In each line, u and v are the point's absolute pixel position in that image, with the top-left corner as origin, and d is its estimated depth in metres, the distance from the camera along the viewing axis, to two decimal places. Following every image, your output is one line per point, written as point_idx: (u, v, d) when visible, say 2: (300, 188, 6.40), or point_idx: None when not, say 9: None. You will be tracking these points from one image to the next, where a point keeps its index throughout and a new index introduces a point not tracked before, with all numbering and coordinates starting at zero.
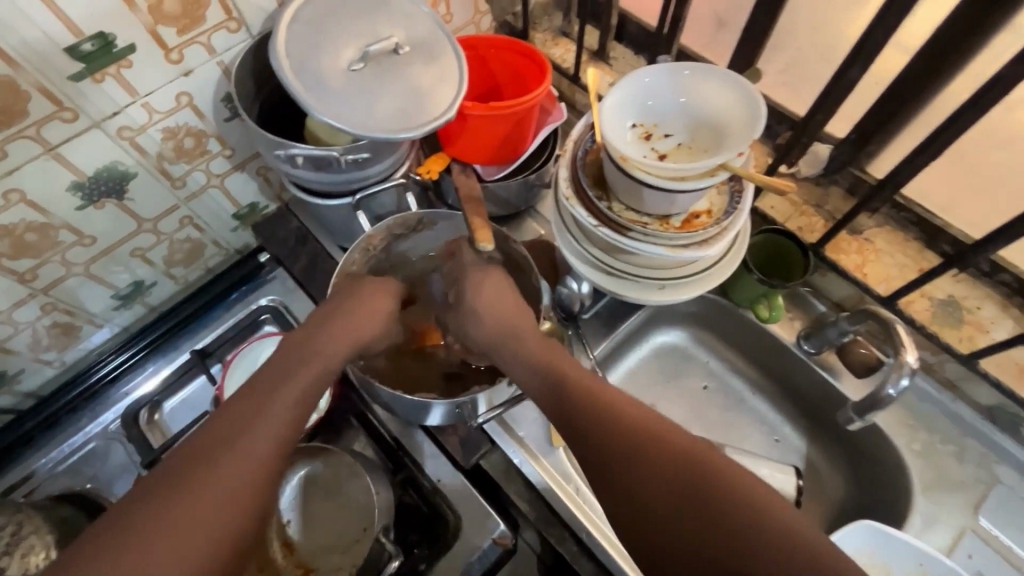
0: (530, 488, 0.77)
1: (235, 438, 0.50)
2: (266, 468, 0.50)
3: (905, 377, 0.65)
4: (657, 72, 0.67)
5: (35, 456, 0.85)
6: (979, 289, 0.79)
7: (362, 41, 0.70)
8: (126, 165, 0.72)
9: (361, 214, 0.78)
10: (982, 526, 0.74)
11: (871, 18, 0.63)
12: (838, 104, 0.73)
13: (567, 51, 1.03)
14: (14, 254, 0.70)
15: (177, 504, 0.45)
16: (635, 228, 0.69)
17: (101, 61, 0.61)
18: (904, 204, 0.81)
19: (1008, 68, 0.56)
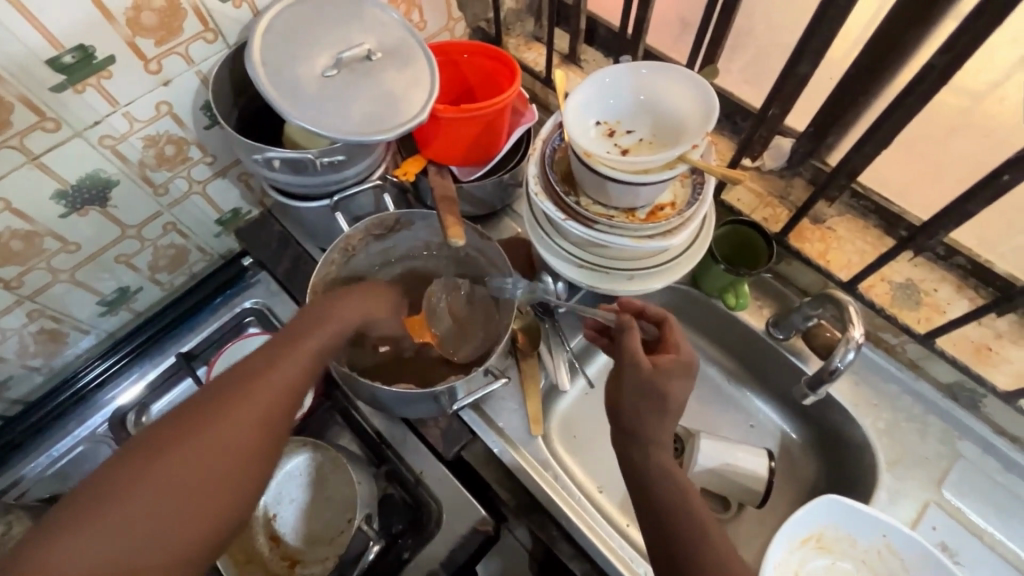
0: (510, 476, 0.79)
1: (209, 431, 0.51)
2: (241, 454, 0.52)
3: (852, 351, 0.68)
4: (618, 71, 0.70)
5: (24, 461, 0.87)
6: (936, 272, 0.83)
7: (335, 48, 0.72)
8: (109, 173, 0.74)
9: (339, 215, 0.80)
10: (945, 498, 0.77)
11: (815, 16, 0.67)
12: (792, 98, 0.76)
13: (540, 54, 1.07)
14: (0, 261, 0.72)
15: (180, 458, 0.49)
16: (602, 221, 0.72)
17: (82, 73, 0.64)
18: (861, 192, 0.85)
19: (938, 58, 0.59)
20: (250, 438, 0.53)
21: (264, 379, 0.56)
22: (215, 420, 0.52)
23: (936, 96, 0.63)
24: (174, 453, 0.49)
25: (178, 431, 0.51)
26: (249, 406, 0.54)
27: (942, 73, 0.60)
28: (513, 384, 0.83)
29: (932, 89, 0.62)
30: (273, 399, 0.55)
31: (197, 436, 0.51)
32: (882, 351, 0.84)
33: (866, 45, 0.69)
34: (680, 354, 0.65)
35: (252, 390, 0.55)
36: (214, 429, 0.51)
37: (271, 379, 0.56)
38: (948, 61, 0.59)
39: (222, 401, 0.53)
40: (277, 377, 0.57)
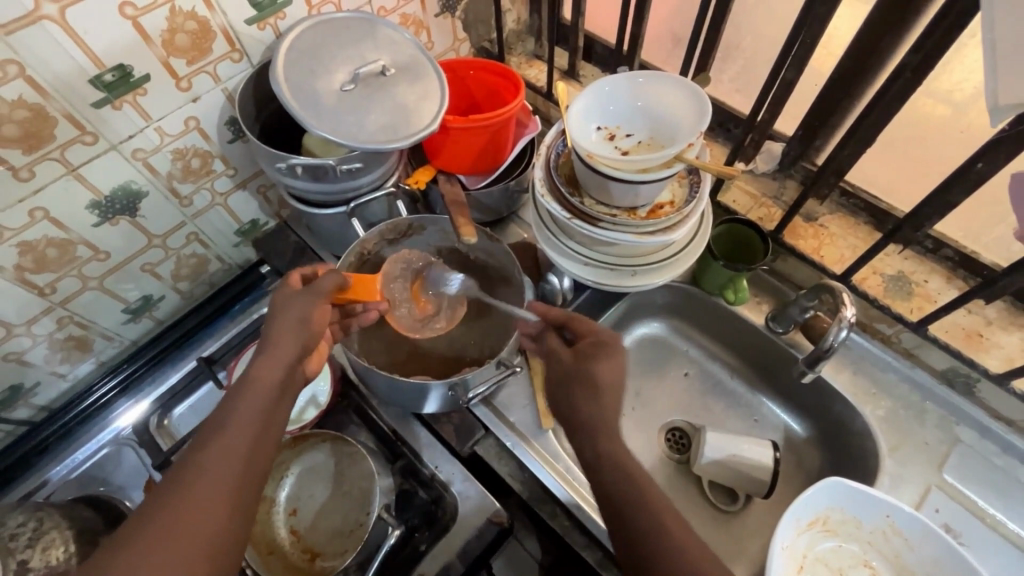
0: (523, 469, 0.81)
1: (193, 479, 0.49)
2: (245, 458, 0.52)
3: (845, 329, 0.72)
4: (616, 80, 0.76)
5: (50, 465, 0.90)
6: (926, 264, 0.87)
7: (352, 65, 0.78)
8: (138, 184, 0.79)
9: (355, 221, 0.84)
10: (946, 482, 0.79)
11: (796, 26, 0.73)
12: (779, 103, 0.81)
13: (541, 71, 1.13)
14: (37, 268, 0.75)
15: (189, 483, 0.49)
16: (605, 219, 0.76)
17: (120, 89, 0.69)
18: (850, 190, 0.90)
19: (910, 57, 0.64)
20: (219, 499, 0.49)
21: (217, 442, 0.52)
22: (172, 505, 0.47)
23: (912, 93, 0.68)
24: (137, 549, 0.45)
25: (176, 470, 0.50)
26: (210, 472, 0.50)
27: (915, 71, 0.65)
28: (523, 379, 0.86)
29: (908, 85, 0.67)
30: (238, 455, 0.52)
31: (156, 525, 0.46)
32: (878, 341, 0.87)
33: (846, 50, 0.75)
34: (598, 334, 0.65)
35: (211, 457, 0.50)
36: (180, 508, 0.47)
37: (226, 439, 0.52)
38: (920, 58, 0.64)
39: (176, 480, 0.49)
40: (234, 434, 0.53)
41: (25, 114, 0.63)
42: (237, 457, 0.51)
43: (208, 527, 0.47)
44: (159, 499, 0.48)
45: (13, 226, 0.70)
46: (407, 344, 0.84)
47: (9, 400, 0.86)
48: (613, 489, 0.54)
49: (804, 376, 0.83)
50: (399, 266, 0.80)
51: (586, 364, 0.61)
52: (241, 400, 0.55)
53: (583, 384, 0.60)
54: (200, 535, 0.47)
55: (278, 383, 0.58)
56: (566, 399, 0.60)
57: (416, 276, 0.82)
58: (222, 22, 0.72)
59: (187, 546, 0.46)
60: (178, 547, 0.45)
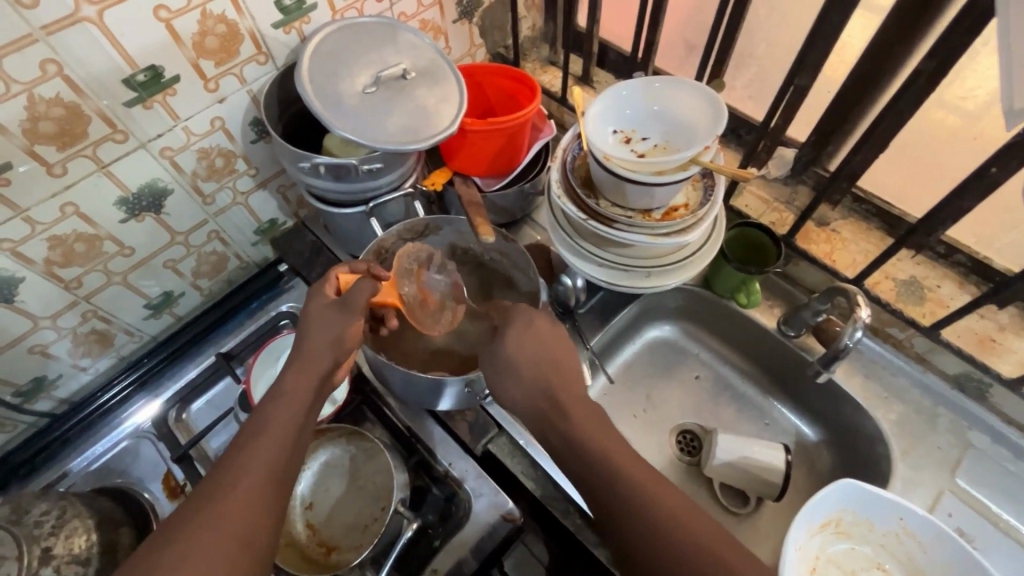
0: (536, 468, 0.82)
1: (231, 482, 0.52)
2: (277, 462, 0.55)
3: (859, 330, 0.73)
4: (633, 85, 0.78)
5: (70, 456, 0.92)
6: (938, 270, 0.87)
7: (375, 68, 0.80)
8: (164, 182, 0.81)
9: (374, 220, 0.86)
10: (959, 486, 0.80)
11: (810, 33, 0.74)
12: (793, 109, 0.82)
13: (555, 77, 1.16)
14: (65, 262, 0.77)
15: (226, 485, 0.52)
16: (621, 220, 0.77)
17: (152, 89, 0.71)
18: (862, 196, 0.90)
19: (925, 63, 0.65)
20: (250, 504, 0.51)
21: (253, 449, 0.55)
22: (210, 508, 0.50)
23: (926, 99, 0.69)
24: (178, 549, 0.48)
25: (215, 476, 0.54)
26: (246, 477, 0.53)
27: (930, 76, 0.66)
28: None
29: (923, 91, 0.68)
30: (274, 461, 0.55)
31: (196, 525, 0.49)
32: (889, 346, 0.88)
33: (860, 57, 0.76)
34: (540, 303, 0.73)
35: (249, 463, 0.54)
36: (215, 513, 0.50)
37: (260, 446, 0.55)
38: (935, 65, 0.65)
39: (215, 484, 0.53)
40: (269, 442, 0.56)
41: (61, 111, 0.65)
42: (271, 461, 0.55)
43: (243, 528, 0.50)
44: (200, 502, 0.51)
45: (44, 221, 0.72)
46: (422, 342, 0.85)
47: (32, 392, 0.87)
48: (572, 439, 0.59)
49: (818, 376, 0.84)
50: (405, 260, 0.78)
51: (520, 344, 0.65)
52: (274, 413, 0.59)
53: (543, 362, 0.65)
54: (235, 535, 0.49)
55: (309, 394, 0.62)
56: (513, 379, 0.65)
57: (422, 267, 0.81)
58: (250, 25, 0.74)
59: (224, 545, 0.49)
60: (216, 545, 0.48)
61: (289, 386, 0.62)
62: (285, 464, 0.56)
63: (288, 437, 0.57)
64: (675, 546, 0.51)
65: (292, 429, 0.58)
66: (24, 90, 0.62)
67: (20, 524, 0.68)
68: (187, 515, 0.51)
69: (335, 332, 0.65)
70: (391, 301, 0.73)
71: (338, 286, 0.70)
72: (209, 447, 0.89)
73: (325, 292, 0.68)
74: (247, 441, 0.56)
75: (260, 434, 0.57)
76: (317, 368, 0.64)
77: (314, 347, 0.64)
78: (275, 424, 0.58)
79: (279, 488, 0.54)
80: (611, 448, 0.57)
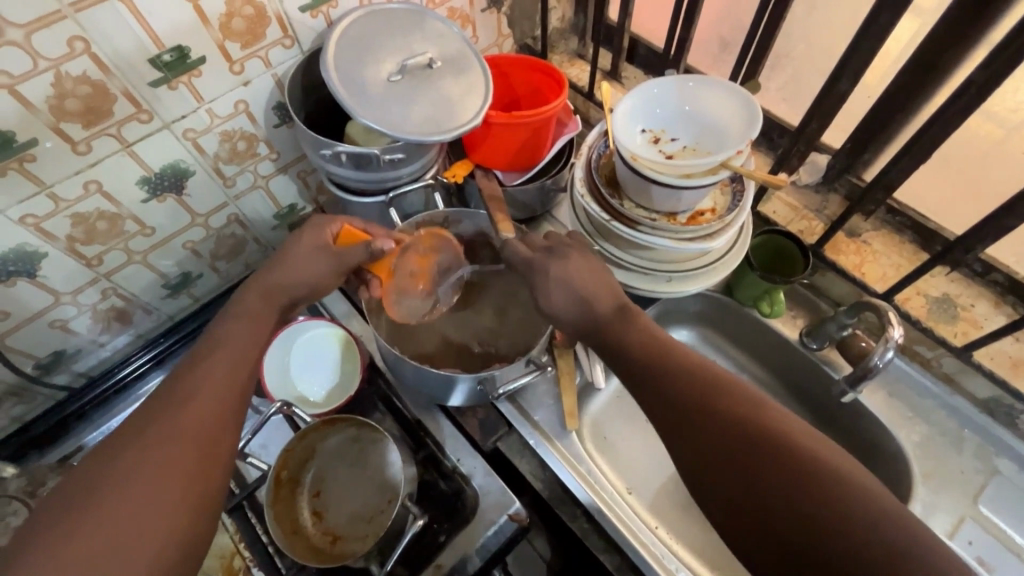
0: (545, 468, 0.81)
1: (175, 412, 0.50)
2: (223, 388, 0.54)
3: (891, 350, 0.70)
4: (664, 82, 0.75)
5: (87, 431, 0.94)
6: (973, 288, 0.85)
7: (401, 56, 0.78)
8: (187, 164, 0.80)
9: (392, 211, 0.85)
10: (981, 514, 0.77)
11: (855, 37, 0.71)
12: (832, 113, 0.79)
13: (582, 71, 1.14)
14: (87, 240, 0.78)
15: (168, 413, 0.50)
16: (645, 223, 0.75)
17: (178, 70, 0.70)
18: (897, 208, 0.87)
19: (978, 74, 0.62)
20: (195, 429, 0.50)
21: (206, 370, 0.54)
22: (153, 435, 0.49)
23: (975, 111, 0.66)
24: (127, 466, 0.47)
25: (159, 404, 0.51)
26: (192, 406, 0.51)
27: (982, 87, 0.63)
28: (550, 379, 0.85)
29: (972, 104, 0.65)
30: (224, 394, 0.53)
31: (145, 445, 0.48)
32: (917, 365, 0.85)
33: (905, 64, 0.73)
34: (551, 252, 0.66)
35: (203, 382, 0.53)
36: (158, 439, 0.48)
37: (213, 367, 0.55)
38: (989, 76, 0.62)
39: (165, 404, 0.51)
40: (216, 373, 0.54)
41: (88, 89, 0.65)
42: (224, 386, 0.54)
43: (199, 443, 0.50)
44: (146, 424, 0.50)
45: (68, 198, 0.72)
46: (434, 336, 0.84)
47: (52, 365, 0.89)
48: (640, 372, 0.57)
49: (844, 395, 0.82)
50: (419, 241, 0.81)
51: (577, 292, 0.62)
52: (222, 346, 0.57)
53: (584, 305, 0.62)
54: (189, 454, 0.49)
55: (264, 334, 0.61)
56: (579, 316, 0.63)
57: (428, 255, 0.82)
58: (277, 8, 0.73)
59: (178, 465, 0.48)
60: (166, 466, 0.47)
61: (245, 314, 0.61)
62: (233, 398, 0.54)
63: (241, 368, 0.56)
64: (754, 475, 0.47)
65: (250, 358, 0.58)
66: (51, 66, 0.61)
67: (34, 497, 0.69)
68: (127, 440, 0.49)
69: (309, 277, 0.65)
70: (383, 276, 0.75)
71: (339, 235, 0.69)
72: None
73: (325, 232, 0.67)
74: (197, 364, 0.55)
75: (211, 358, 0.55)
76: (273, 306, 0.63)
77: (277, 282, 0.63)
78: (229, 350, 0.57)
79: (237, 412, 0.54)
80: (686, 375, 0.54)
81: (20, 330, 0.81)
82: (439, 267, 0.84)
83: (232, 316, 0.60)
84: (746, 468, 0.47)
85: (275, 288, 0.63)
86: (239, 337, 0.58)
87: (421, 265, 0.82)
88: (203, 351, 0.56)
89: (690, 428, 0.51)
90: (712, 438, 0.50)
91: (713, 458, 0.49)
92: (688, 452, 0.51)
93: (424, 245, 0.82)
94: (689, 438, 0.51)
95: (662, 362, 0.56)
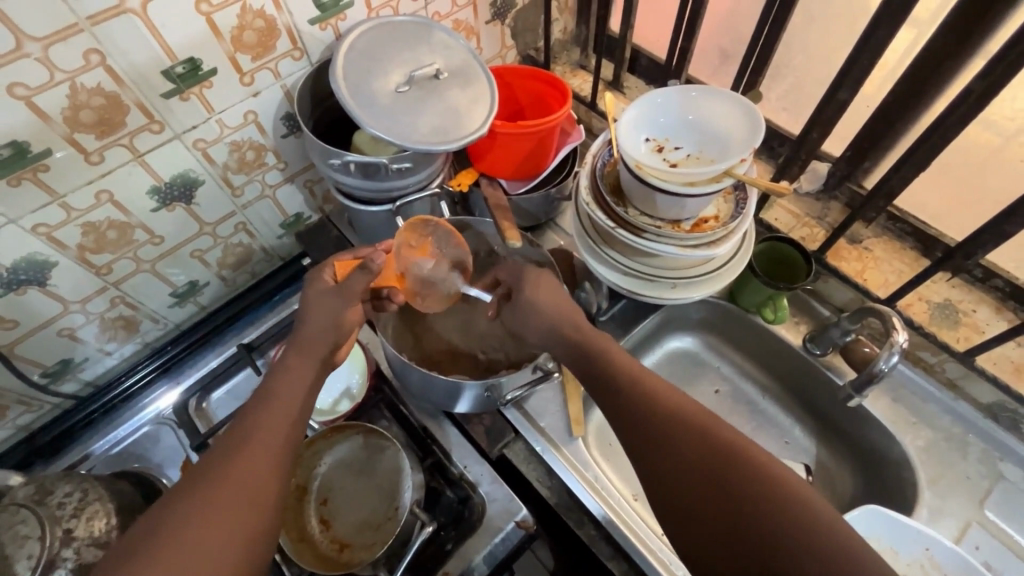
0: (551, 475, 0.81)
1: (230, 459, 0.52)
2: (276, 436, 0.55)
3: (896, 354, 0.71)
4: (667, 92, 0.77)
5: (92, 439, 0.93)
6: (974, 294, 0.86)
7: (408, 67, 0.79)
8: (196, 173, 0.81)
9: (399, 219, 0.85)
10: (987, 519, 0.78)
11: (856, 46, 0.72)
12: (833, 122, 0.80)
13: (585, 81, 1.15)
14: (97, 248, 0.79)
15: (221, 463, 0.52)
16: (650, 230, 0.76)
17: (189, 81, 0.72)
18: (898, 215, 0.88)
19: (976, 83, 0.64)
20: (243, 473, 0.51)
21: (260, 417, 0.56)
22: (207, 482, 0.50)
23: (974, 119, 0.67)
24: (181, 512, 0.48)
25: (215, 452, 0.53)
26: (245, 452, 0.53)
27: (980, 96, 0.64)
28: (556, 385, 0.86)
29: (971, 112, 0.66)
30: (278, 438, 0.55)
31: (198, 490, 0.50)
32: (920, 370, 0.85)
33: (904, 73, 0.74)
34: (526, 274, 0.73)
35: (256, 428, 0.55)
36: (212, 485, 0.50)
37: (265, 413, 0.56)
38: (987, 85, 0.63)
39: (218, 453, 0.53)
40: (269, 418, 0.56)
41: (102, 100, 0.66)
42: (278, 432, 0.55)
43: (250, 489, 0.51)
44: (202, 470, 0.51)
45: (80, 208, 0.73)
46: (442, 343, 0.85)
47: (59, 373, 0.89)
48: (616, 400, 0.58)
49: (849, 400, 0.82)
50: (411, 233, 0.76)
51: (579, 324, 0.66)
52: (276, 394, 0.58)
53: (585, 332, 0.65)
54: (238, 497, 0.50)
55: (311, 378, 0.62)
56: (567, 353, 0.65)
57: (426, 241, 0.78)
58: (288, 21, 0.75)
59: (228, 514, 0.48)
60: (217, 514, 0.48)
61: (289, 363, 0.62)
62: (284, 443, 0.55)
63: (291, 415, 0.57)
64: (722, 503, 0.48)
65: (300, 402, 0.59)
66: (68, 78, 0.63)
67: (43, 505, 0.69)
68: (186, 485, 0.50)
69: (336, 316, 0.65)
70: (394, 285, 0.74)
71: (337, 274, 0.68)
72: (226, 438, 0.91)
73: (322, 279, 0.67)
74: (252, 411, 0.57)
75: (265, 407, 0.57)
76: (318, 349, 0.64)
77: (312, 328, 0.64)
78: (280, 396, 0.58)
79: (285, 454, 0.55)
80: (659, 404, 0.55)
81: (30, 338, 0.81)
82: (442, 247, 0.79)
83: (281, 364, 0.62)
84: (716, 496, 0.49)
85: (322, 331, 0.65)
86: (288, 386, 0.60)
87: (425, 254, 0.78)
88: (259, 398, 0.58)
89: (663, 457, 0.53)
90: (682, 468, 0.51)
91: (685, 486, 0.51)
92: (661, 481, 0.52)
93: (414, 237, 0.77)
94: (661, 467, 0.53)
95: (635, 390, 0.57)
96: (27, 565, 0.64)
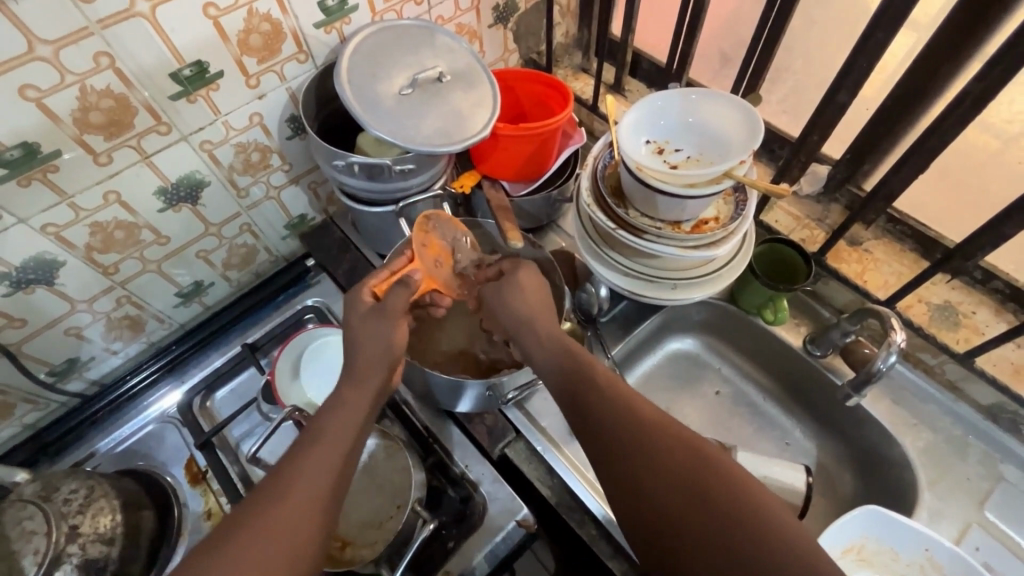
0: (552, 474, 0.82)
1: (278, 501, 0.53)
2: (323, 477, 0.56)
3: (894, 354, 0.71)
4: (667, 95, 0.77)
5: (98, 437, 0.94)
6: (973, 295, 0.86)
7: (412, 70, 0.80)
8: (202, 174, 0.82)
9: (403, 220, 0.86)
10: (987, 520, 0.78)
11: (854, 49, 0.72)
12: (832, 124, 0.81)
13: (586, 85, 1.17)
14: (104, 248, 0.80)
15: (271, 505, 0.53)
16: (650, 231, 0.76)
17: (196, 84, 0.73)
18: (897, 217, 0.89)
19: (973, 85, 0.64)
20: (290, 517, 0.52)
21: (309, 457, 0.57)
22: (257, 523, 0.52)
23: (973, 120, 0.67)
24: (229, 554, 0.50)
25: (263, 491, 0.54)
26: (293, 494, 0.54)
27: (977, 98, 0.65)
28: None
29: (969, 114, 0.67)
30: (324, 479, 0.56)
31: (247, 531, 0.51)
32: (920, 371, 0.86)
33: (903, 76, 0.75)
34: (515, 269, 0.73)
35: (305, 468, 0.56)
36: (260, 527, 0.51)
37: (315, 453, 0.57)
38: (984, 88, 0.63)
39: (268, 493, 0.54)
40: (318, 458, 0.57)
41: (111, 102, 0.67)
42: (327, 472, 0.56)
43: (296, 534, 0.52)
44: (252, 509, 0.53)
45: (88, 208, 0.74)
46: (444, 343, 0.85)
47: (65, 372, 0.90)
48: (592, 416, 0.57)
49: (848, 399, 0.82)
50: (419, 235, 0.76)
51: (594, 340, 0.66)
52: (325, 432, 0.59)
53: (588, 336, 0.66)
54: (286, 543, 0.51)
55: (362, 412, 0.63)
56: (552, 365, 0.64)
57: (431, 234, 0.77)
58: (293, 25, 0.76)
59: (274, 557, 0.50)
60: (263, 561, 0.50)
61: (343, 398, 0.63)
62: (332, 483, 0.56)
63: (340, 454, 0.58)
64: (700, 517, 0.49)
65: (349, 439, 0.60)
66: (78, 80, 0.64)
67: (49, 501, 0.70)
68: (236, 524, 0.52)
69: (385, 342, 0.66)
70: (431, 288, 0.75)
71: (376, 292, 0.70)
72: (230, 436, 0.92)
73: (361, 301, 0.69)
74: (303, 449, 0.58)
75: (316, 445, 0.58)
76: (372, 379, 0.65)
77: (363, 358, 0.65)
78: (330, 435, 0.59)
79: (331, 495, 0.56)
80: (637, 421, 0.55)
81: (37, 337, 0.82)
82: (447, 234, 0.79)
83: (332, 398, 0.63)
84: (694, 513, 0.49)
85: (373, 358, 0.66)
86: (341, 423, 0.61)
87: (437, 247, 0.77)
88: (309, 437, 0.59)
89: (641, 474, 0.53)
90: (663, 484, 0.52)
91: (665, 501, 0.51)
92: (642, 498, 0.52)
93: (422, 238, 0.76)
94: (641, 483, 0.53)
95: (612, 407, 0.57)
96: (34, 560, 0.65)
